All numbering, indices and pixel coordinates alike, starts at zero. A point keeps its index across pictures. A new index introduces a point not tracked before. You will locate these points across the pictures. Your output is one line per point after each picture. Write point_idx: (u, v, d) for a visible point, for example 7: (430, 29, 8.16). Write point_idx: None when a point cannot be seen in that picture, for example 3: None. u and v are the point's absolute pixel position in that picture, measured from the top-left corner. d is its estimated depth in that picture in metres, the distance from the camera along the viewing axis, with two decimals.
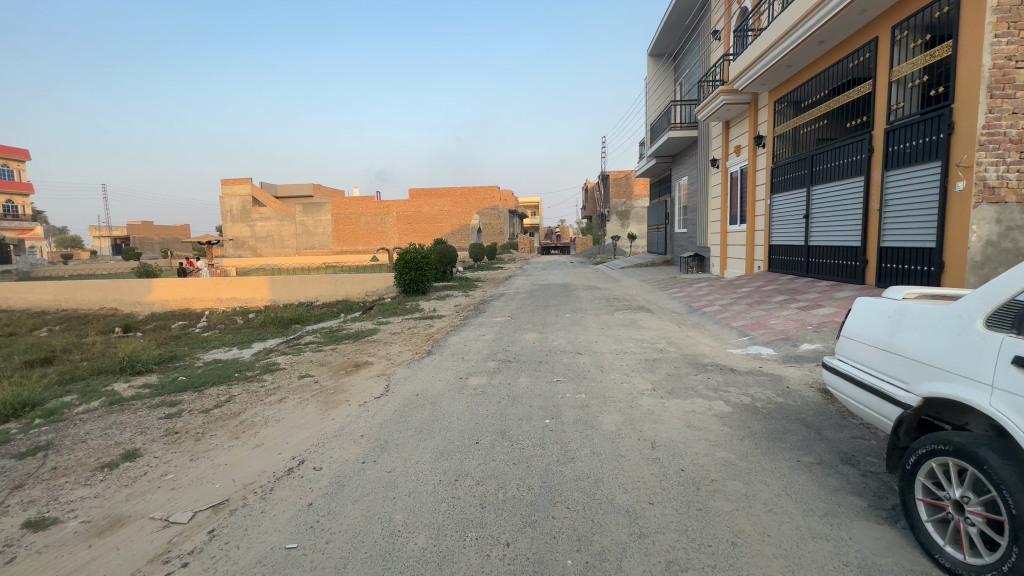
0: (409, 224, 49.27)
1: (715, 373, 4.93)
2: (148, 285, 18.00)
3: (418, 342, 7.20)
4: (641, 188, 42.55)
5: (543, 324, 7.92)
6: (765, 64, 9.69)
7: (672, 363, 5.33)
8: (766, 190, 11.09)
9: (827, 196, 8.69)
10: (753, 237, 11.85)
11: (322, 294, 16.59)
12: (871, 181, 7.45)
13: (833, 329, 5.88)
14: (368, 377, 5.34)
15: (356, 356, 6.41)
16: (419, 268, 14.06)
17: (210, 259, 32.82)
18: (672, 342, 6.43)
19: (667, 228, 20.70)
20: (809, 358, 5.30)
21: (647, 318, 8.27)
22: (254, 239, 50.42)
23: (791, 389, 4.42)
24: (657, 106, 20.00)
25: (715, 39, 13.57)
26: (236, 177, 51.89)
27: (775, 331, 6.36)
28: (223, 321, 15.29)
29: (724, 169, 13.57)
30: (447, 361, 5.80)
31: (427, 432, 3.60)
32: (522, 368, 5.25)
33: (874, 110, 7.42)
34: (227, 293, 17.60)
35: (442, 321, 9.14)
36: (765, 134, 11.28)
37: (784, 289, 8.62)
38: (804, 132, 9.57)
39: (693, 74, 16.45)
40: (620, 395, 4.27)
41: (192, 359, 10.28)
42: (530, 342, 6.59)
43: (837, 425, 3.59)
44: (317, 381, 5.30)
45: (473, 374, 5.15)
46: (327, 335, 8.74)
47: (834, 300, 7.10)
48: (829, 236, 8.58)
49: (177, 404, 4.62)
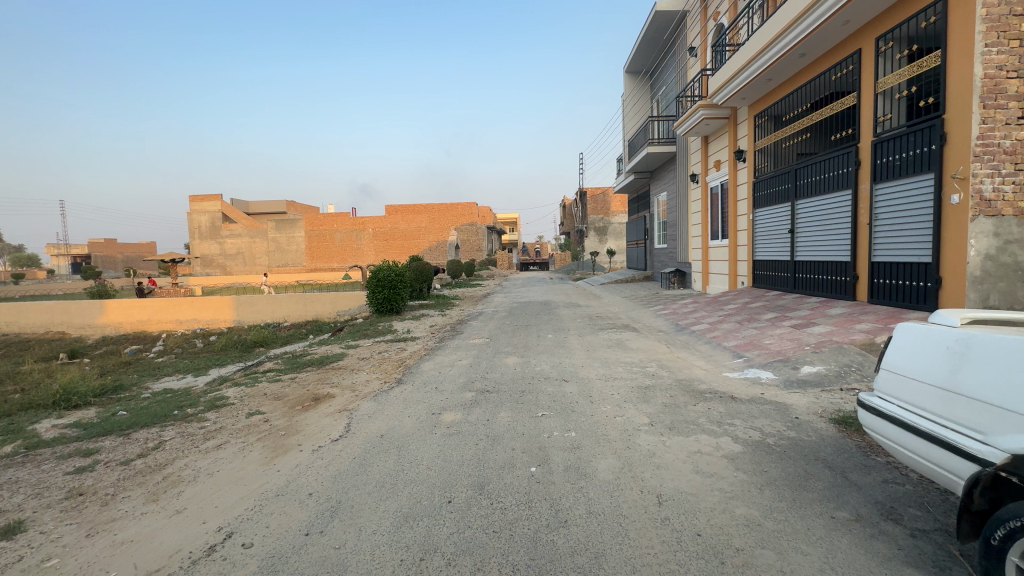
0: (386, 241, 48.39)
1: (716, 402, 4.46)
2: (99, 307, 16.77)
3: (388, 370, 6.55)
4: (619, 204, 42.83)
5: (524, 347, 7.38)
6: (745, 77, 9.57)
7: (668, 391, 4.85)
8: (748, 204, 10.92)
9: (812, 210, 8.50)
10: (736, 253, 11.65)
11: (290, 314, 15.69)
12: (859, 194, 7.24)
13: (833, 349, 5.52)
14: (328, 414, 4.69)
15: (316, 388, 5.73)
16: (393, 286, 13.40)
17: (173, 278, 31.28)
18: (663, 365, 5.98)
19: (646, 243, 20.55)
20: (813, 383, 4.91)
21: (634, 338, 7.81)
22: (223, 256, 48.67)
23: (802, 422, 3.98)
24: (634, 122, 20.00)
25: (691, 55, 13.57)
26: (205, 194, 50.29)
27: (771, 351, 5.97)
28: (181, 345, 14.25)
29: (704, 184, 13.44)
30: (419, 392, 5.19)
31: (390, 488, 3.00)
32: (502, 401, 4.69)
33: (859, 122, 7.26)
34: (187, 315, 16.52)
35: (416, 344, 8.50)
36: (745, 148, 11.16)
37: (773, 306, 8.33)
38: (786, 146, 9.43)
39: (670, 91, 16.48)
40: (614, 433, 3.74)
41: (139, 390, 9.33)
42: (511, 368, 6.03)
43: (863, 466, 3.15)
44: (267, 419, 4.61)
45: (447, 408, 4.56)
46: (290, 362, 8.01)
47: (828, 317, 6.79)
48: (816, 251, 8.36)
49: (92, 454, 3.88)
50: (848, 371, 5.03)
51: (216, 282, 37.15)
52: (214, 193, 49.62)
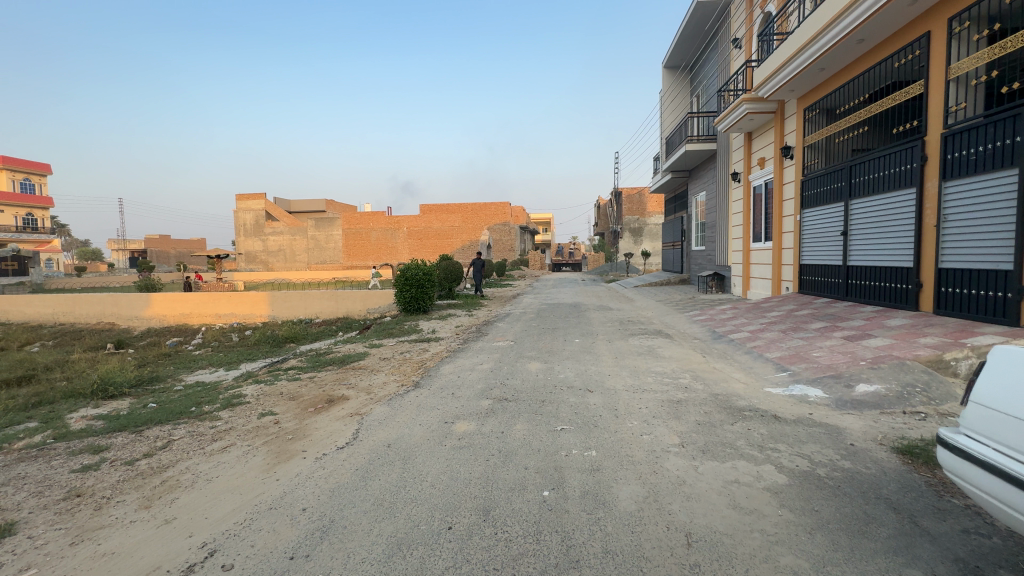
0: (420, 240, 48.96)
1: (757, 423, 4.01)
2: (146, 299, 17.54)
3: (407, 372, 6.36)
4: (655, 205, 41.72)
5: (549, 351, 7.05)
6: (794, 67, 8.90)
7: (702, 407, 4.43)
8: (795, 205, 10.20)
9: (869, 211, 7.77)
10: (780, 257, 10.92)
11: (322, 311, 15.92)
12: (925, 193, 6.53)
13: (894, 366, 4.93)
14: (338, 418, 4.52)
15: (332, 388, 5.59)
16: (420, 285, 13.33)
17: (218, 274, 32.57)
18: (698, 377, 5.51)
19: (683, 245, 19.77)
20: (870, 405, 4.37)
21: (667, 346, 7.34)
22: (266, 253, 50.52)
23: (858, 450, 3.50)
24: (673, 119, 19.28)
25: (735, 47, 12.87)
26: (250, 193, 52.35)
27: (821, 365, 5.41)
28: (218, 339, 14.67)
29: (746, 183, 12.71)
30: (434, 398, 4.96)
31: (388, 507, 2.75)
32: (520, 411, 4.39)
33: (925, 113, 6.54)
34: (225, 309, 17.04)
35: (439, 345, 8.31)
36: (792, 144, 10.43)
37: (822, 314, 7.67)
38: (839, 141, 8.70)
39: (711, 85, 15.73)
40: (639, 453, 3.38)
41: (173, 382, 9.57)
42: (533, 375, 5.72)
43: (935, 510, 2.67)
44: (277, 420, 4.48)
45: (460, 417, 4.29)
46: (312, 360, 7.97)
47: (886, 329, 6.13)
48: (872, 255, 7.64)
49: (100, 451, 3.83)
50: (911, 393, 4.45)
51: (258, 277, 38.55)
52: (259, 193, 51.67)
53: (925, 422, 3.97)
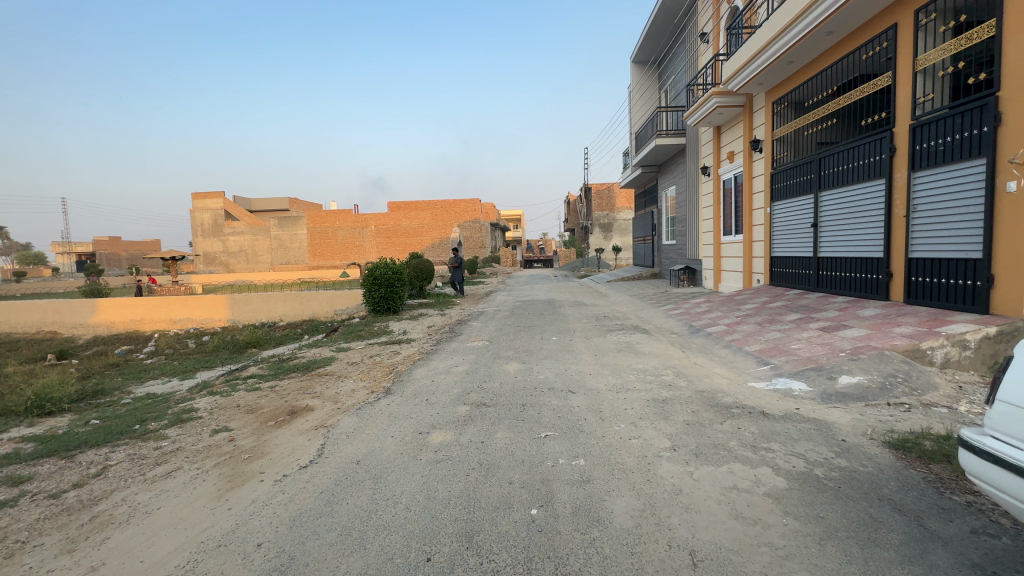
0: (388, 238, 47.91)
1: (746, 420, 3.87)
2: (91, 306, 16.34)
3: (377, 377, 5.98)
4: (624, 200, 42.03)
5: (526, 350, 6.80)
6: (763, 60, 8.92)
7: (689, 405, 4.26)
8: (765, 197, 10.29)
9: (839, 202, 7.85)
10: (751, 249, 11.02)
11: (285, 313, 15.20)
12: (893, 184, 6.61)
13: (873, 356, 4.91)
14: (301, 431, 4.13)
15: (295, 398, 5.17)
16: (390, 284, 12.85)
17: (174, 277, 30.93)
18: (680, 373, 5.38)
19: (654, 240, 19.90)
20: (854, 397, 4.31)
21: (645, 342, 7.21)
22: (226, 254, 48.42)
23: (851, 447, 3.39)
24: (641, 114, 19.35)
25: (703, 41, 12.93)
26: (207, 191, 50.01)
27: (801, 357, 5.36)
28: (172, 346, 13.79)
29: (716, 177, 12.79)
30: (407, 405, 4.62)
31: (357, 538, 2.43)
32: (499, 417, 4.11)
33: (894, 105, 6.61)
34: (181, 314, 16.07)
35: (411, 347, 7.93)
36: (761, 137, 10.51)
37: (796, 306, 7.71)
38: (808, 133, 8.77)
39: (679, 80, 15.82)
40: (630, 460, 3.17)
41: (120, 395, 8.85)
42: (511, 376, 5.45)
43: (940, 510, 2.55)
44: (232, 437, 4.06)
45: (436, 426, 3.98)
46: (274, 366, 7.46)
47: (860, 320, 6.17)
48: (843, 246, 7.73)
49: (21, 483, 3.34)
50: (894, 383, 4.42)
51: (217, 280, 36.85)
52: (217, 191, 49.46)
53: (911, 413, 3.92)
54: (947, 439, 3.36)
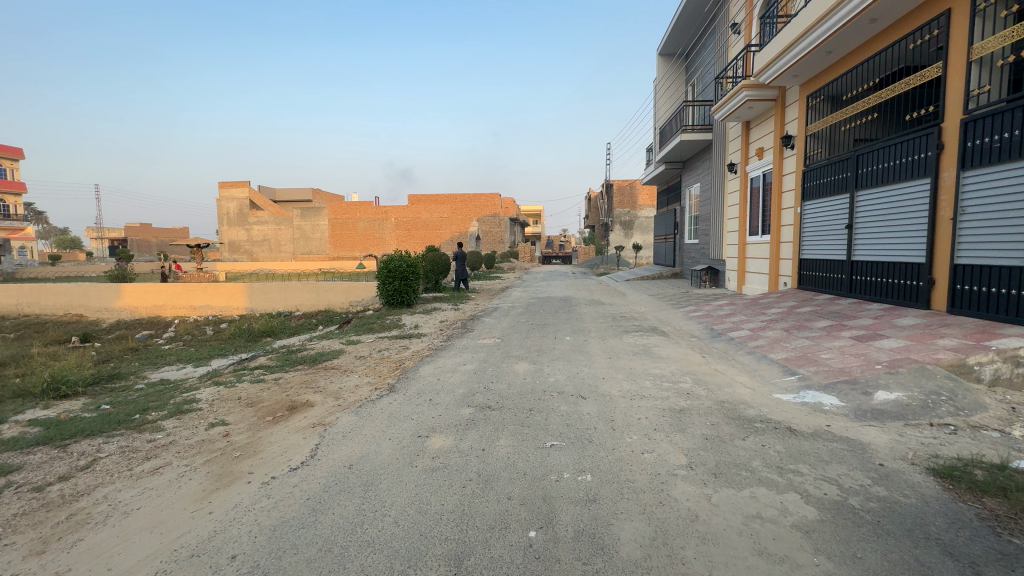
0: (408, 231, 48.08)
1: (771, 437, 3.56)
2: (116, 291, 16.71)
3: (382, 373, 5.81)
4: (646, 197, 41.22)
5: (537, 350, 6.54)
6: (799, 51, 8.43)
7: (708, 417, 3.96)
8: (795, 197, 9.78)
9: (877, 203, 7.36)
10: (778, 251, 10.54)
11: (302, 303, 15.27)
12: (940, 184, 6.12)
13: (913, 370, 4.51)
14: (298, 429, 3.97)
15: (296, 392, 5.03)
16: (404, 277, 12.73)
17: (199, 264, 31.63)
18: (700, 381, 5.06)
19: (676, 238, 19.37)
20: (892, 415, 3.94)
21: (663, 345, 6.88)
22: (250, 243, 49.35)
23: (890, 473, 3.05)
24: (667, 109, 18.80)
25: (734, 32, 12.40)
26: (234, 181, 50.94)
27: (832, 369, 4.98)
28: (190, 333, 13.97)
29: (744, 174, 12.27)
30: (409, 405, 4.42)
31: (337, 555, 2.23)
32: (504, 422, 3.88)
33: (943, 98, 6.11)
34: (200, 301, 16.30)
35: (420, 342, 7.75)
36: (794, 132, 9.98)
37: (826, 312, 7.27)
38: (846, 129, 8.26)
39: (707, 73, 15.26)
40: (641, 479, 2.90)
41: (135, 380, 8.93)
42: (520, 378, 5.21)
43: (999, 555, 2.22)
44: (226, 432, 3.92)
45: (436, 429, 3.77)
46: (282, 358, 7.38)
47: (898, 329, 5.73)
48: (880, 250, 7.25)
49: (9, 473, 3.25)
50: (937, 402, 4.03)
51: (240, 268, 37.51)
52: (243, 181, 50.35)
53: (957, 437, 3.54)
54: (1001, 469, 3.00)
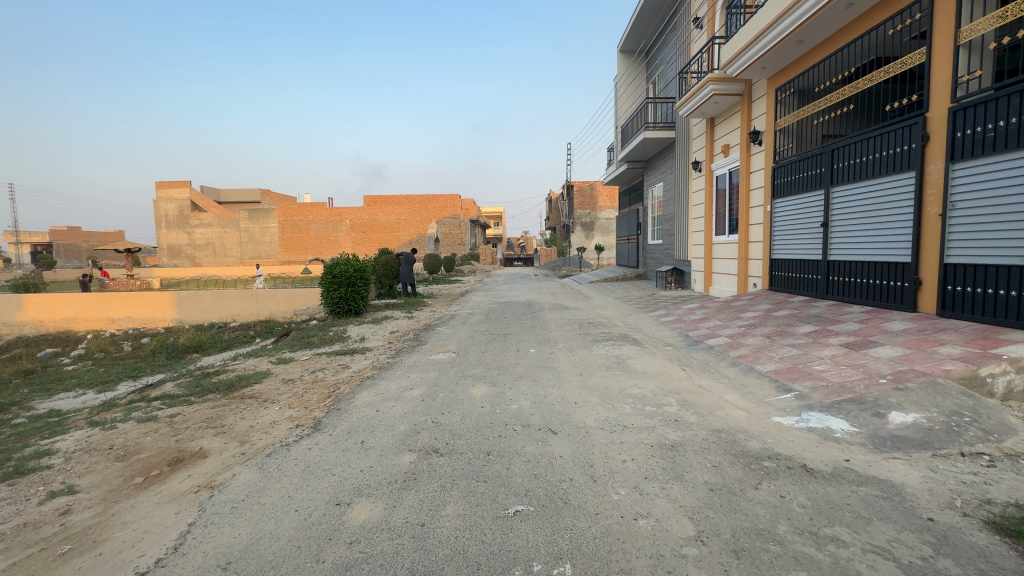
0: (364, 234, 46.15)
1: (790, 485, 2.84)
2: (17, 303, 14.61)
3: (310, 403, 4.78)
4: (607, 198, 41.18)
5: (498, 368, 5.68)
6: (769, 40, 7.99)
7: (707, 456, 3.21)
8: (765, 194, 9.39)
9: (854, 199, 6.96)
10: (747, 251, 10.15)
11: (239, 313, 13.80)
12: (926, 178, 5.71)
13: (924, 386, 3.95)
14: (173, 497, 2.92)
15: (190, 437, 3.93)
16: (351, 283, 11.56)
17: (129, 269, 28.87)
18: (687, 403, 4.35)
19: (639, 239, 19.02)
20: (916, 444, 3.32)
21: (638, 357, 6.17)
22: (191, 247, 46.07)
23: (949, 534, 2.37)
24: (628, 107, 18.44)
25: (696, 27, 12.04)
26: (173, 180, 47.33)
27: (832, 384, 4.37)
28: (104, 350, 12.24)
29: (709, 172, 11.87)
30: (333, 452, 3.45)
31: None
32: (453, 476, 2.97)
33: (928, 86, 5.70)
34: (120, 312, 14.49)
35: (364, 360, 6.73)
36: (761, 127, 9.60)
37: (807, 316, 6.78)
38: (819, 122, 7.86)
39: (669, 70, 14.94)
40: (641, 568, 2.09)
41: (16, 413, 7.43)
42: (476, 406, 4.31)
43: None
44: (67, 508, 2.84)
45: (363, 491, 2.83)
46: (192, 383, 6.16)
47: (891, 336, 5.25)
48: (859, 250, 6.84)
49: None
50: (961, 425, 3.46)
51: (177, 274, 34.70)
52: (183, 180, 46.94)
53: (1001, 472, 2.94)
54: None
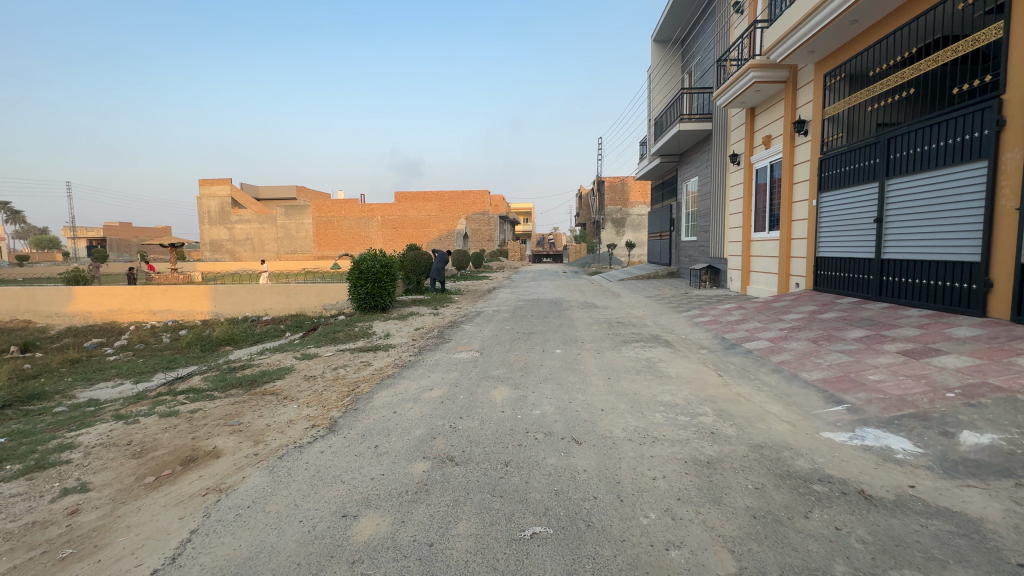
0: (395, 230, 46.71)
1: (846, 515, 2.49)
2: (68, 294, 15.36)
3: (329, 402, 4.67)
4: (639, 194, 40.20)
5: (522, 369, 5.45)
6: (818, 21, 7.41)
7: (748, 477, 2.90)
8: (810, 188, 8.79)
9: (912, 193, 6.38)
10: (789, 248, 9.56)
11: (271, 307, 14.07)
12: (1000, 168, 5.13)
13: (1002, 403, 3.48)
14: (180, 500, 2.83)
15: (206, 434, 3.88)
16: (378, 279, 11.55)
17: (172, 263, 30.04)
18: (724, 413, 4.01)
19: (671, 236, 18.39)
20: (995, 470, 2.90)
21: (670, 360, 5.83)
22: (231, 242, 47.77)
23: None
24: (662, 99, 17.80)
25: (737, 12, 11.42)
26: (214, 178, 49.10)
27: (890, 397, 3.94)
28: (144, 341, 12.68)
29: (748, 165, 11.26)
30: (345, 457, 3.30)
31: None
32: (468, 489, 2.77)
33: (1005, 65, 5.10)
34: (161, 305, 15.02)
35: (386, 357, 6.63)
36: (807, 116, 8.99)
37: (858, 319, 6.26)
38: (873, 109, 7.26)
39: (706, 58, 14.27)
40: None
41: (58, 401, 7.71)
42: (497, 410, 4.10)
43: None
44: (76, 508, 2.78)
45: (372, 502, 2.66)
46: (218, 378, 6.19)
47: (957, 344, 4.73)
48: (918, 248, 6.26)
49: None
50: None
51: (216, 269, 35.96)
52: (224, 177, 48.65)
53: None
54: None
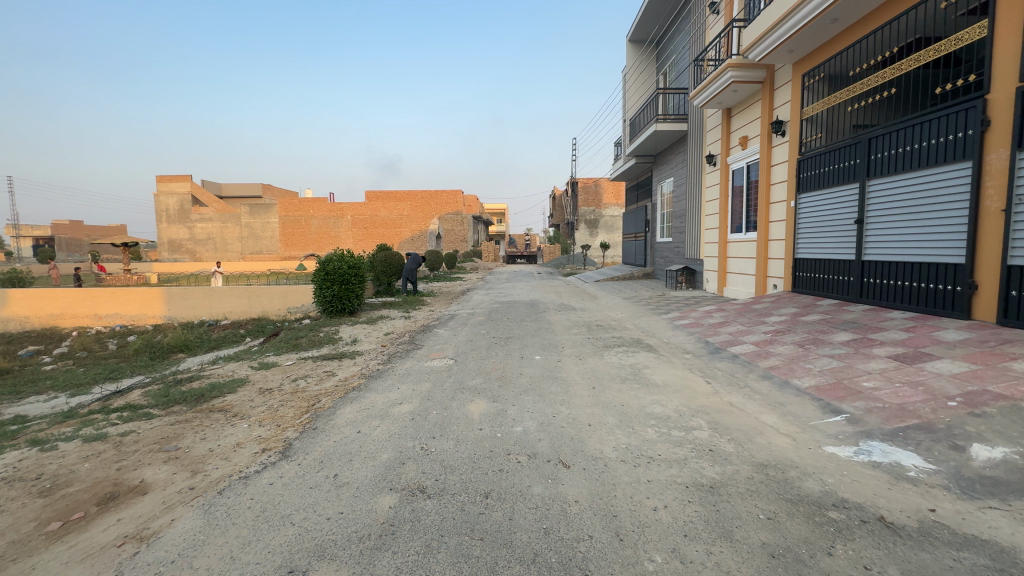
0: (365, 229, 45.55)
1: (873, 550, 2.20)
2: (1, 298, 14.05)
3: (284, 420, 4.16)
4: (612, 195, 40.41)
5: (500, 379, 5.06)
6: (798, 20, 7.31)
7: (758, 504, 2.59)
8: (788, 189, 8.73)
9: (893, 194, 6.32)
10: (767, 250, 9.50)
11: (230, 310, 13.24)
12: (985, 168, 5.07)
13: (1007, 413, 3.31)
14: (88, 554, 2.32)
15: (135, 464, 3.33)
16: (345, 281, 10.95)
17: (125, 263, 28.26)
18: (719, 427, 3.72)
19: (646, 237, 18.36)
20: (1015, 489, 2.69)
21: (655, 366, 5.54)
22: (192, 241, 45.58)
23: None
24: (637, 99, 17.74)
25: (713, 12, 11.36)
26: (173, 174, 46.73)
27: (890, 407, 3.74)
28: (87, 348, 11.65)
29: (725, 166, 11.21)
30: (297, 490, 2.83)
31: None
32: (442, 530, 2.35)
33: (989, 65, 5.04)
34: (108, 308, 13.94)
35: (353, 366, 6.11)
36: (785, 116, 8.93)
37: (842, 322, 6.13)
38: (852, 110, 7.20)
39: (682, 59, 14.24)
40: None
41: None
42: (474, 428, 3.70)
43: None
44: None
45: (326, 552, 2.21)
46: (162, 391, 5.55)
47: (947, 348, 4.60)
48: (900, 249, 6.20)
49: None
50: None
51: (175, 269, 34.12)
52: (184, 174, 46.36)
53: None
54: None
